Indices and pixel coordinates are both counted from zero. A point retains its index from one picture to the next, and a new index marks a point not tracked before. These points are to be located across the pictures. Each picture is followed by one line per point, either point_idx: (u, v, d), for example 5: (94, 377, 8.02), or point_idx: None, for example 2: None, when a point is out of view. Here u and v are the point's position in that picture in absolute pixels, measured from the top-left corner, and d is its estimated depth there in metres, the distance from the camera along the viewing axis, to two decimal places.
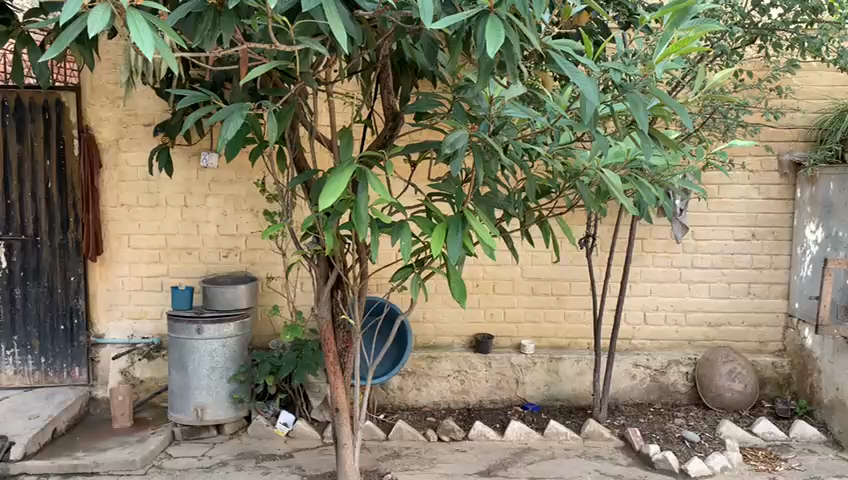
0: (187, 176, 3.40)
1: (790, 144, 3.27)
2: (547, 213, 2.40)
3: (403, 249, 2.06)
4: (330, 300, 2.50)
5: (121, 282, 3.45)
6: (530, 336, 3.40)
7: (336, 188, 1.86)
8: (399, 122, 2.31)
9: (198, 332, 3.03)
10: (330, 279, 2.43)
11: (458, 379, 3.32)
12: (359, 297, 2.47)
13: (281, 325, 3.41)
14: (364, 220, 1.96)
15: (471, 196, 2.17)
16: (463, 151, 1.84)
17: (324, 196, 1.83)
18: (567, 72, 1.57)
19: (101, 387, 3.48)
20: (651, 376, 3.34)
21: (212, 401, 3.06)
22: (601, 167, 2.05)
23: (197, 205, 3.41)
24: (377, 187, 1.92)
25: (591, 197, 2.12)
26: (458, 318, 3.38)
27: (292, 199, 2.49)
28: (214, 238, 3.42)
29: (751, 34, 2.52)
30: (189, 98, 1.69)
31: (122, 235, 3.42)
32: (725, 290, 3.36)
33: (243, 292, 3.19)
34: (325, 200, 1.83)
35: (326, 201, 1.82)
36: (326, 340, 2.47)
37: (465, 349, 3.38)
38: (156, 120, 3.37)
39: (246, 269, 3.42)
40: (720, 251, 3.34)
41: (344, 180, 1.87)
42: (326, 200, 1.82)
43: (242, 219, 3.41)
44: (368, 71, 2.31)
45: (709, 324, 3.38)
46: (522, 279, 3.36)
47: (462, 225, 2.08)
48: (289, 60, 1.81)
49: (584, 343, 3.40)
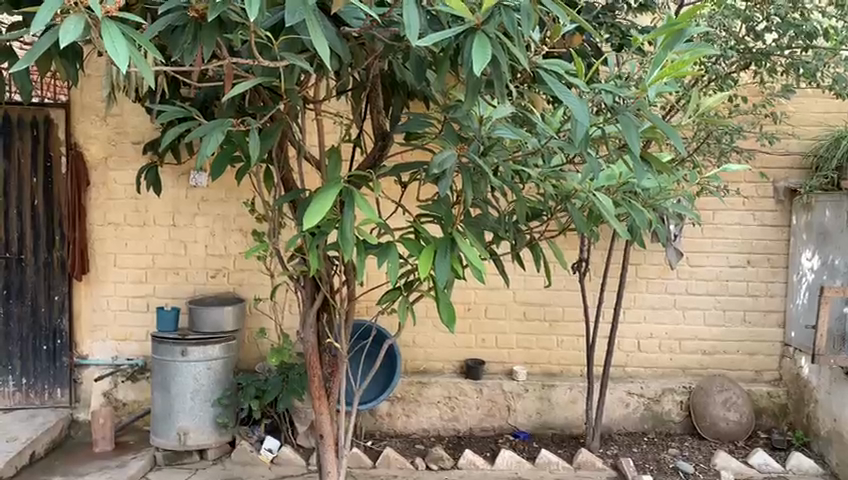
0: (175, 195, 3.36)
1: (785, 170, 3.24)
2: (539, 236, 2.36)
3: (390, 271, 2.02)
4: (316, 323, 2.44)
5: (105, 302, 3.39)
6: (522, 361, 3.34)
7: (320, 207, 1.81)
8: (389, 143, 2.27)
9: (182, 354, 2.96)
10: (316, 302, 2.37)
11: (449, 405, 3.26)
12: (345, 320, 2.41)
13: (268, 347, 3.34)
14: (350, 241, 1.91)
15: (460, 218, 2.12)
16: (451, 171, 1.80)
17: (308, 215, 1.78)
18: (556, 92, 1.54)
19: (83, 409, 3.40)
20: (645, 405, 3.27)
21: (196, 425, 2.99)
22: (593, 189, 2.02)
23: (186, 225, 3.37)
24: (363, 208, 1.88)
25: (583, 220, 2.07)
26: (448, 342, 3.33)
27: (279, 219, 2.44)
28: (202, 258, 3.37)
29: (746, 59, 2.50)
30: (170, 113, 1.65)
31: (109, 254, 3.37)
32: (720, 318, 3.32)
33: (229, 313, 3.13)
34: (310, 220, 1.78)
35: (309, 221, 1.77)
36: (311, 364, 2.40)
37: (455, 374, 3.32)
38: (145, 138, 3.34)
39: (234, 290, 3.37)
40: (714, 278, 3.30)
41: (328, 201, 1.82)
42: (310, 220, 1.77)
43: (231, 239, 3.37)
44: (358, 90, 2.28)
45: (704, 352, 3.33)
46: (514, 304, 3.30)
47: (449, 248, 2.04)
48: (274, 77, 1.77)
49: (577, 370, 3.34)
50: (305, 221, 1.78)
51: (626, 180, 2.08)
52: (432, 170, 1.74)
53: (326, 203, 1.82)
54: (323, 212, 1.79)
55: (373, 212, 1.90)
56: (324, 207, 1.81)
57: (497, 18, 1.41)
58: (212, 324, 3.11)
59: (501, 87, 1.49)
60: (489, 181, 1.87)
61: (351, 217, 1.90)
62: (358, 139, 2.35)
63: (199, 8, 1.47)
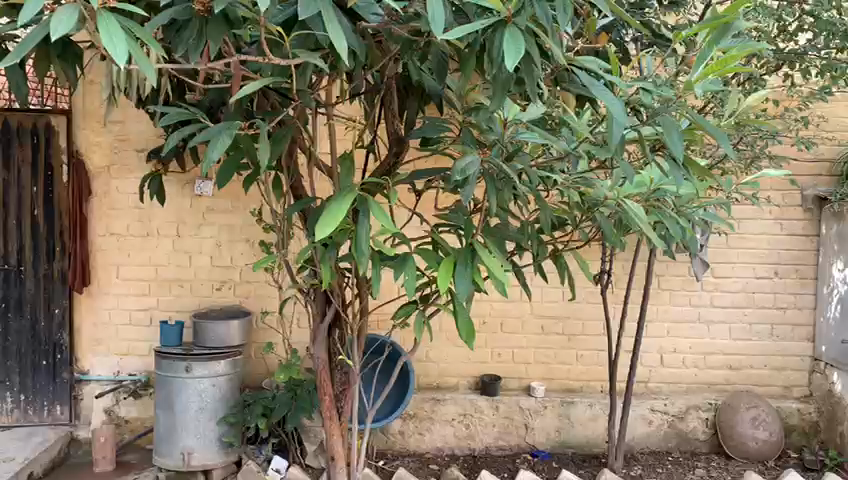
0: (180, 204, 3.24)
1: (814, 177, 3.11)
2: (563, 247, 2.23)
3: (407, 284, 1.90)
4: (327, 339, 2.31)
5: (107, 315, 3.27)
6: (540, 377, 3.20)
7: (333, 217, 1.68)
8: (405, 148, 2.15)
9: (186, 370, 2.84)
10: (327, 317, 2.25)
11: (464, 423, 3.13)
12: (358, 335, 2.29)
13: (276, 363, 3.21)
14: (365, 252, 1.79)
15: (480, 227, 2.00)
16: (474, 179, 1.67)
17: (321, 226, 1.66)
18: (592, 93, 1.42)
19: (84, 427, 3.28)
20: (669, 422, 3.14)
21: (201, 445, 2.86)
22: (623, 196, 1.90)
23: (191, 235, 3.25)
24: (381, 218, 1.76)
25: (612, 231, 1.98)
26: (463, 357, 3.20)
27: (288, 229, 2.32)
28: (208, 270, 3.25)
29: (778, 60, 2.38)
30: (173, 114, 1.53)
31: (111, 265, 3.26)
32: (746, 331, 3.18)
33: (236, 328, 3.01)
34: (322, 230, 1.65)
35: (322, 232, 1.65)
36: (322, 381, 2.28)
37: (471, 391, 3.18)
38: (149, 145, 3.24)
39: (240, 302, 3.25)
40: (740, 289, 3.16)
41: (343, 210, 1.70)
42: (322, 231, 1.65)
43: (237, 250, 3.25)
44: (372, 93, 2.17)
45: (730, 367, 3.19)
46: (531, 317, 3.17)
47: (470, 259, 1.91)
48: (284, 77, 1.66)
49: (598, 386, 3.20)
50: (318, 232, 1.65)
51: (658, 186, 1.96)
52: (454, 180, 1.62)
53: (340, 211, 1.69)
54: (337, 222, 1.67)
55: (392, 222, 1.77)
56: (338, 217, 1.68)
57: (528, 10, 1.28)
58: (217, 339, 2.99)
59: (534, 88, 1.38)
60: (517, 188, 1.75)
61: (368, 228, 1.78)
62: (372, 144, 2.24)
63: (204, 1, 1.36)
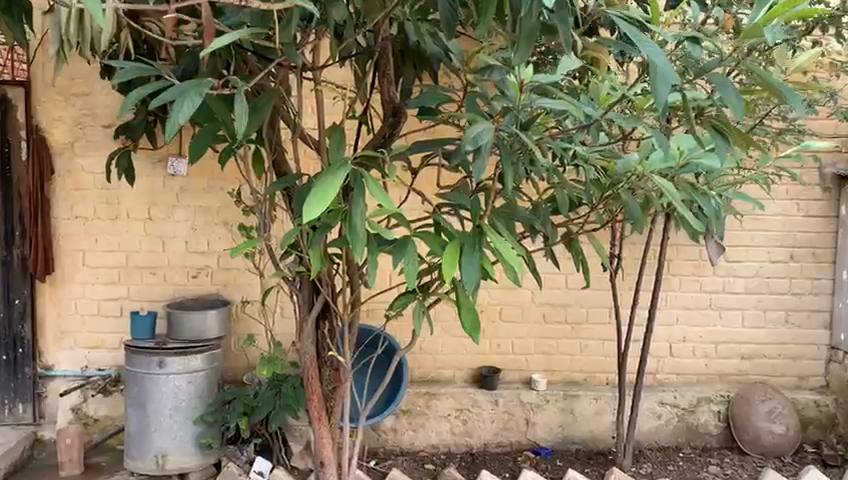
0: (151, 184, 2.98)
1: (833, 155, 2.91)
2: (578, 229, 2.00)
3: (408, 273, 1.67)
4: (315, 332, 2.08)
5: (73, 305, 3.01)
6: (542, 369, 2.99)
7: (323, 195, 1.45)
8: (402, 118, 1.92)
9: (160, 365, 2.60)
10: (315, 308, 2.01)
11: (461, 418, 2.91)
12: (350, 328, 2.05)
13: (258, 357, 2.97)
14: (361, 237, 1.55)
15: (488, 207, 1.77)
16: (488, 149, 1.40)
17: (309, 206, 1.42)
18: (634, 43, 1.21)
19: (49, 427, 3.03)
20: (679, 416, 2.95)
21: (176, 446, 2.64)
22: (649, 171, 1.67)
23: (163, 218, 2.99)
24: (378, 196, 1.52)
25: (638, 209, 1.74)
26: (460, 349, 2.97)
27: (271, 210, 2.08)
28: (182, 256, 3.00)
29: (811, 21, 2.16)
30: (131, 70, 1.28)
31: (76, 251, 2.99)
32: (760, 319, 2.99)
33: (214, 318, 2.78)
34: (312, 211, 1.42)
35: (309, 214, 1.42)
36: (309, 379, 2.05)
37: (467, 384, 2.97)
38: (117, 120, 2.96)
39: (218, 291, 3.00)
40: (754, 274, 2.97)
41: (334, 187, 1.46)
42: (310, 212, 1.42)
43: (214, 234, 3.00)
44: (364, 57, 1.92)
45: (742, 356, 3.00)
46: (533, 305, 2.96)
47: (479, 243, 1.68)
48: (266, 28, 1.42)
49: (603, 378, 3.00)
50: (305, 214, 1.42)
51: (688, 160, 1.71)
52: (469, 148, 1.38)
53: (331, 189, 1.45)
54: (327, 201, 1.43)
55: (391, 200, 1.54)
56: (329, 194, 1.44)
57: None
58: (193, 331, 2.75)
59: (569, 33, 1.16)
60: (538, 160, 1.53)
61: (364, 207, 1.54)
62: (364, 114, 2.00)
63: None
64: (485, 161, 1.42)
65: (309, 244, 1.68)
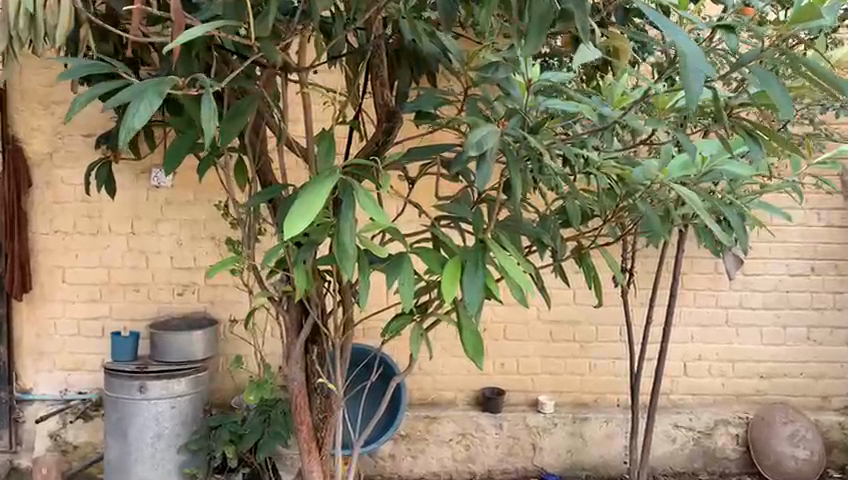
0: (134, 196, 2.82)
1: None
2: (590, 243, 1.83)
3: (404, 293, 1.50)
4: (304, 356, 1.91)
5: (52, 325, 2.85)
6: (549, 390, 2.82)
7: (308, 207, 1.27)
8: (398, 123, 1.75)
9: (140, 391, 2.43)
10: (304, 331, 1.84)
11: (463, 443, 2.75)
12: (342, 352, 1.89)
13: (247, 379, 2.80)
14: (350, 254, 1.39)
15: (492, 220, 1.60)
16: (492, 155, 1.24)
17: (292, 219, 1.25)
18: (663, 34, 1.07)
19: (26, 454, 2.86)
20: (695, 439, 2.78)
21: (158, 477, 2.48)
22: (671, 180, 1.50)
23: (147, 233, 2.83)
24: (370, 208, 1.35)
25: (657, 221, 1.57)
26: (461, 369, 2.80)
27: (256, 224, 1.92)
28: (167, 272, 2.84)
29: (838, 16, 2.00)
30: (81, 67, 1.11)
31: (56, 268, 2.83)
32: (780, 335, 2.82)
33: (200, 339, 2.61)
34: (294, 227, 1.24)
35: (292, 229, 1.24)
36: (298, 409, 1.88)
37: (470, 407, 2.80)
38: (98, 129, 2.81)
39: (205, 309, 2.83)
40: (772, 288, 2.80)
41: (320, 198, 1.28)
42: (293, 227, 1.24)
43: (200, 249, 2.84)
44: (355, 57, 1.77)
45: (761, 376, 2.83)
46: (539, 322, 2.79)
47: (482, 260, 1.52)
48: (239, 20, 1.26)
49: (613, 399, 2.84)
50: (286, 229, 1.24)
51: (712, 167, 1.53)
52: (472, 153, 1.22)
53: (318, 200, 1.28)
54: (314, 215, 1.25)
55: (385, 213, 1.37)
56: (315, 205, 1.27)
57: None
58: (178, 353, 2.58)
59: (585, 20, 1.00)
60: (550, 168, 1.36)
61: (354, 221, 1.37)
62: (357, 119, 1.83)
63: None
64: (490, 167, 1.26)
65: (293, 263, 1.50)
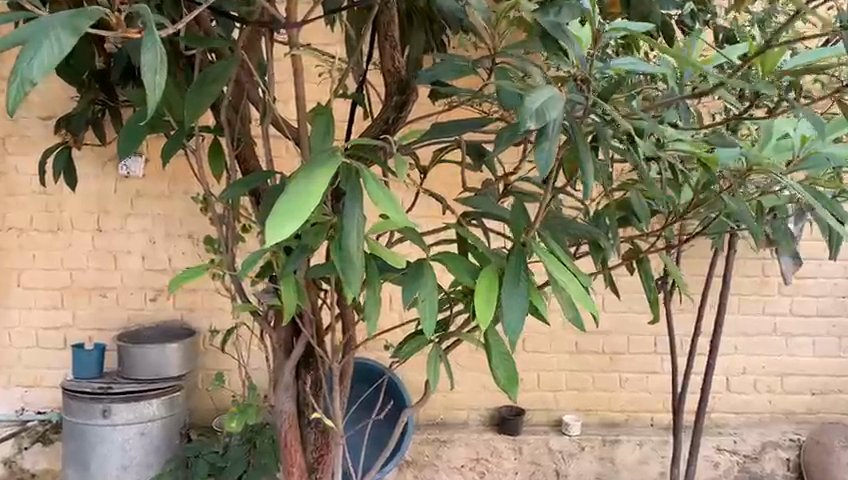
0: (100, 189, 2.45)
1: None
2: (647, 246, 1.49)
3: (425, 312, 1.15)
4: (296, 383, 1.56)
5: (7, 336, 2.49)
6: (573, 409, 2.49)
7: (303, 199, 0.90)
8: (414, 95, 1.41)
9: (104, 415, 2.08)
10: (295, 353, 1.50)
11: (477, 470, 2.41)
12: (341, 378, 1.54)
13: (230, 398, 2.44)
14: (358, 264, 1.02)
15: (536, 218, 1.25)
16: (557, 128, 0.88)
17: (279, 217, 0.88)
18: None
19: None
20: (740, 465, 2.46)
21: None
22: (774, 166, 1.15)
23: (115, 230, 2.47)
24: (384, 203, 0.98)
25: (749, 218, 1.22)
26: (475, 385, 2.46)
27: (236, 222, 1.56)
28: (138, 275, 2.48)
29: None
30: None
31: (11, 271, 2.47)
32: (835, 346, 2.49)
33: (175, 353, 2.26)
34: (282, 228, 0.87)
35: (279, 231, 0.87)
36: (290, 448, 1.54)
37: (484, 428, 2.46)
38: (57, 110, 2.43)
39: (183, 317, 2.48)
40: (828, 293, 2.46)
41: (316, 187, 0.91)
42: (279, 229, 0.87)
43: (176, 248, 2.47)
44: (360, 13, 1.41)
45: (813, 392, 2.51)
46: (563, 331, 2.45)
47: (525, 269, 1.17)
48: None
49: (647, 418, 2.50)
50: (271, 230, 0.87)
51: (821, 150, 1.18)
52: (531, 125, 0.86)
53: (314, 190, 0.91)
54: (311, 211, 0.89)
55: (405, 210, 1.00)
56: (313, 199, 0.90)
57: None
58: (148, 369, 2.23)
59: None
60: (630, 147, 1.01)
61: (362, 221, 1.01)
62: (361, 90, 1.48)
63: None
64: (553, 146, 0.90)
65: (279, 276, 1.13)
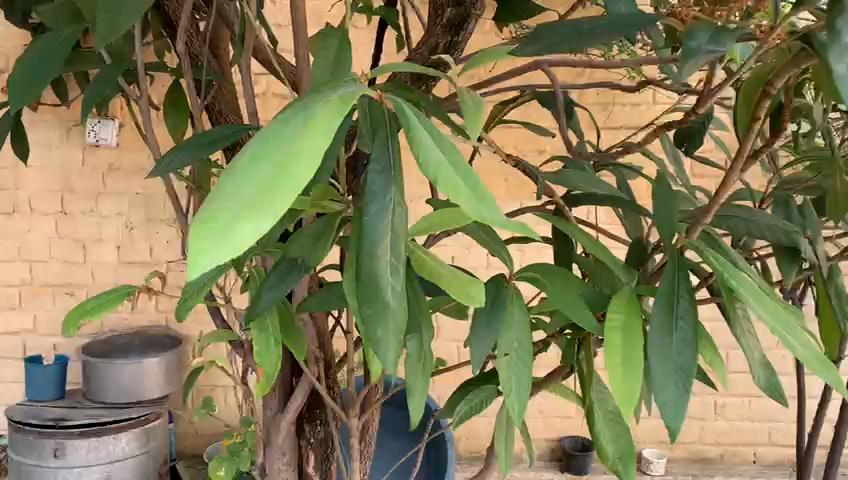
0: (63, 161, 1.96)
1: None
2: (840, 247, 0.96)
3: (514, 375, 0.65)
4: (297, 440, 1.06)
5: None
6: (655, 440, 1.98)
7: (288, 148, 0.34)
8: (479, 7, 0.87)
9: (55, 456, 1.61)
10: (293, 403, 0.99)
11: None
12: (360, 435, 1.03)
13: (225, 423, 1.96)
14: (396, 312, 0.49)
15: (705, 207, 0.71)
16: None
17: (221, 196, 0.32)
18: None
19: None
20: None
21: None
22: None
23: (84, 213, 1.98)
24: (452, 178, 0.46)
25: None
26: (533, 411, 1.95)
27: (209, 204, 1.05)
28: (113, 269, 2.00)
29: None
30: None
31: None
32: None
33: (155, 369, 1.77)
34: (231, 232, 0.31)
35: (227, 234, 0.31)
36: None
37: (542, 464, 1.96)
38: (9, 63, 1.95)
39: (167, 322, 2.00)
40: None
41: (322, 119, 0.36)
42: (224, 234, 0.31)
43: (160, 237, 1.99)
44: None
45: None
46: None
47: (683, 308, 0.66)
48: None
49: (748, 454, 1.98)
50: (198, 230, 0.31)
51: None
52: None
53: (320, 130, 0.35)
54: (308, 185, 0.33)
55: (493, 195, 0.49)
56: (313, 153, 0.34)
57: None
58: (118, 391, 1.74)
59: None
60: None
61: (402, 218, 0.49)
62: (394, 3, 0.95)
63: None
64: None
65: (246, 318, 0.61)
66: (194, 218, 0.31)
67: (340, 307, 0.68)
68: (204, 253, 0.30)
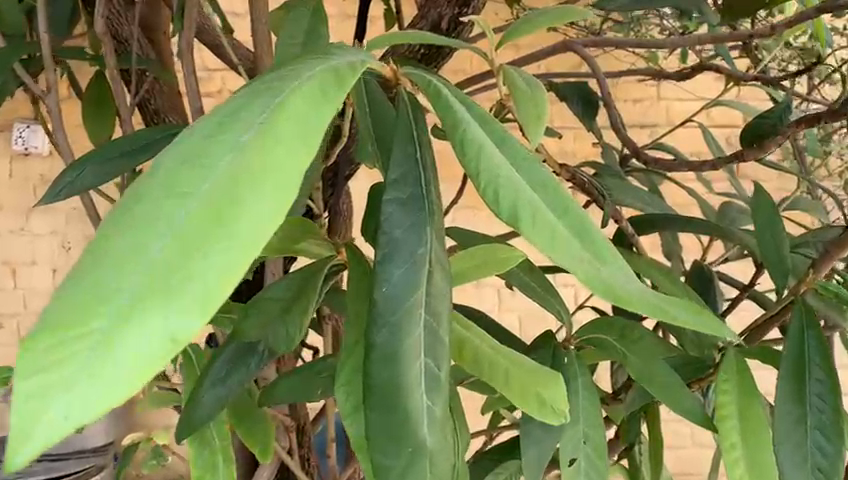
0: None
1: None
2: None
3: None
4: None
5: None
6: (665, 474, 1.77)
7: (235, 172, 0.22)
8: None
9: None
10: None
11: None
12: None
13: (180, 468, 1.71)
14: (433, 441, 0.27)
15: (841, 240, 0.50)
16: None
17: (123, 255, 0.20)
18: None
19: None
20: None
21: None
22: None
23: (13, 232, 1.73)
24: (542, 218, 0.26)
25: None
26: None
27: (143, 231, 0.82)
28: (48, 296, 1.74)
29: None
30: None
31: None
32: None
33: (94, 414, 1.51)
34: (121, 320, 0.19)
35: (127, 318, 0.19)
36: None
37: None
38: None
39: None
40: None
41: (279, 134, 0.24)
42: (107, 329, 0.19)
43: None
44: None
45: None
46: None
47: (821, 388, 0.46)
48: None
49: None
50: (70, 332, 0.19)
51: None
52: None
53: (281, 145, 0.23)
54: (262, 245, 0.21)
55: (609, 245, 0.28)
56: (270, 176, 0.22)
57: None
58: None
59: None
60: None
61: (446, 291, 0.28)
62: None
63: None
64: None
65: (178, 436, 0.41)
66: (77, 292, 0.19)
67: (322, 397, 0.48)
68: (82, 367, 0.18)
